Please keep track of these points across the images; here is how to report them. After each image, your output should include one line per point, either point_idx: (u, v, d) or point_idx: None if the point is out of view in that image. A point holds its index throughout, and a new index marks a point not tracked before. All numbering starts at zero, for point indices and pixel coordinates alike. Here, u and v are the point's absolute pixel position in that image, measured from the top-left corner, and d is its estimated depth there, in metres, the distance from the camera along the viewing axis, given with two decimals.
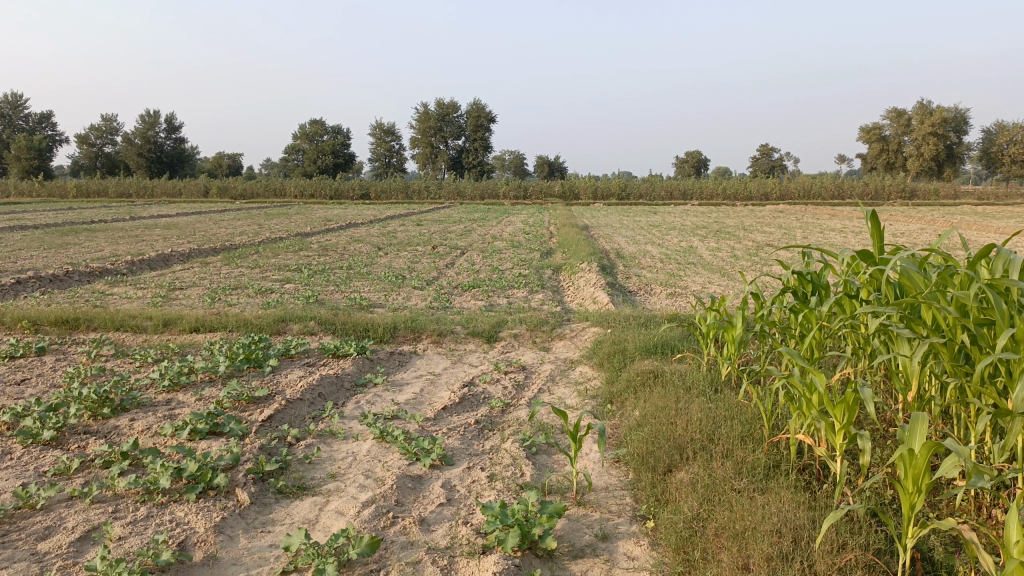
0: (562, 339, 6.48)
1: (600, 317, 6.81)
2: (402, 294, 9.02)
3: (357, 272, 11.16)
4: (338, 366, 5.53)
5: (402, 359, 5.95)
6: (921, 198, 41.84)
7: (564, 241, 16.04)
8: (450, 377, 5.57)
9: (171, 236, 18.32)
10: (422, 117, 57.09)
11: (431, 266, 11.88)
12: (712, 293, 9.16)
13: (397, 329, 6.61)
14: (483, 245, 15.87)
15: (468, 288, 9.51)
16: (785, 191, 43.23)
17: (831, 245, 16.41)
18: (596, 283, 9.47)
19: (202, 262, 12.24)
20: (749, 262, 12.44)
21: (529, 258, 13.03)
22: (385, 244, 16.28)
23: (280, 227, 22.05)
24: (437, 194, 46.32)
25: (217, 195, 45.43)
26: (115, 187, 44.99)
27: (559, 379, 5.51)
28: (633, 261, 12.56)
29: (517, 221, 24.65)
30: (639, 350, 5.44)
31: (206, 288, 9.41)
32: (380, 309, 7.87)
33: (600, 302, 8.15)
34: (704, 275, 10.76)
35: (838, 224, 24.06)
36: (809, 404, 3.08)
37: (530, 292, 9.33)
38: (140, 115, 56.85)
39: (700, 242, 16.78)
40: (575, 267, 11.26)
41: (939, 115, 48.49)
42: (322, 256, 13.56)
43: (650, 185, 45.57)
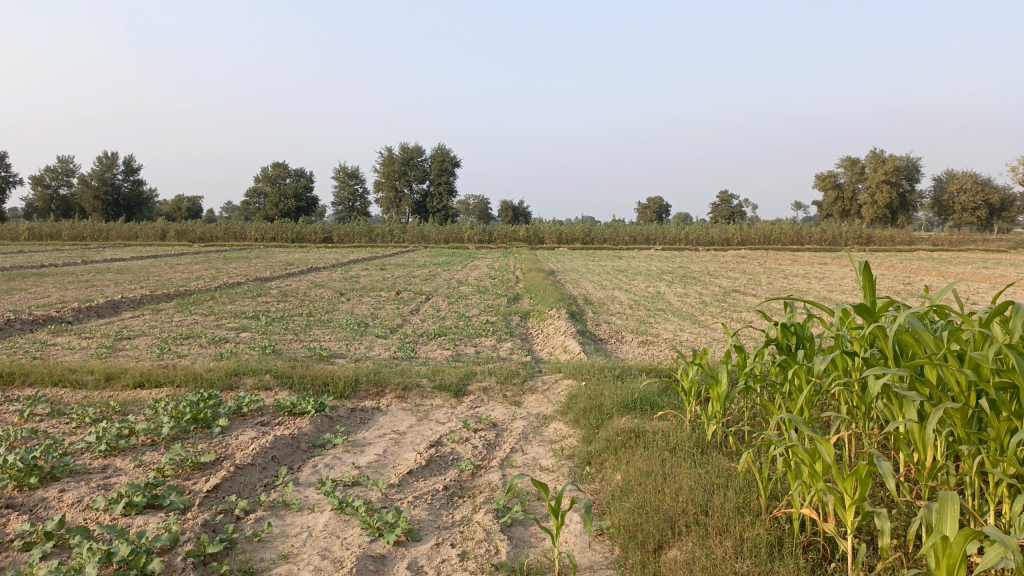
0: (533, 392, 6.16)
1: (574, 368, 6.52)
2: (365, 343, 8.64)
3: (317, 320, 10.74)
4: (294, 426, 5.13)
5: (364, 416, 5.57)
6: (877, 244, 42.70)
7: (531, 286, 15.81)
8: (415, 436, 5.20)
9: (124, 282, 17.67)
10: (387, 161, 57.06)
11: (395, 313, 11.52)
12: (684, 341, 8.95)
13: (359, 383, 6.24)
14: (448, 291, 15.55)
15: (433, 336, 9.17)
16: (746, 237, 43.81)
17: (796, 291, 16.43)
18: (565, 331, 9.20)
19: (155, 309, 11.72)
20: (718, 308, 12.30)
21: (496, 304, 12.75)
22: (347, 289, 15.88)
23: (239, 271, 21.50)
24: (401, 238, 46.01)
25: (175, 238, 44.52)
26: (69, 231, 43.87)
27: (533, 437, 5.18)
28: (601, 307, 12.35)
29: (483, 266, 24.43)
30: (616, 406, 5.15)
31: (157, 338, 8.92)
32: (342, 360, 7.48)
33: (571, 352, 7.87)
34: (675, 322, 10.57)
35: (800, 269, 24.29)
36: (815, 475, 2.81)
37: (498, 340, 9.02)
38: (98, 157, 55.91)
39: (667, 288, 16.70)
40: (544, 314, 10.99)
41: (891, 163, 49.88)
42: (282, 302, 13.10)
43: (613, 230, 45.88)
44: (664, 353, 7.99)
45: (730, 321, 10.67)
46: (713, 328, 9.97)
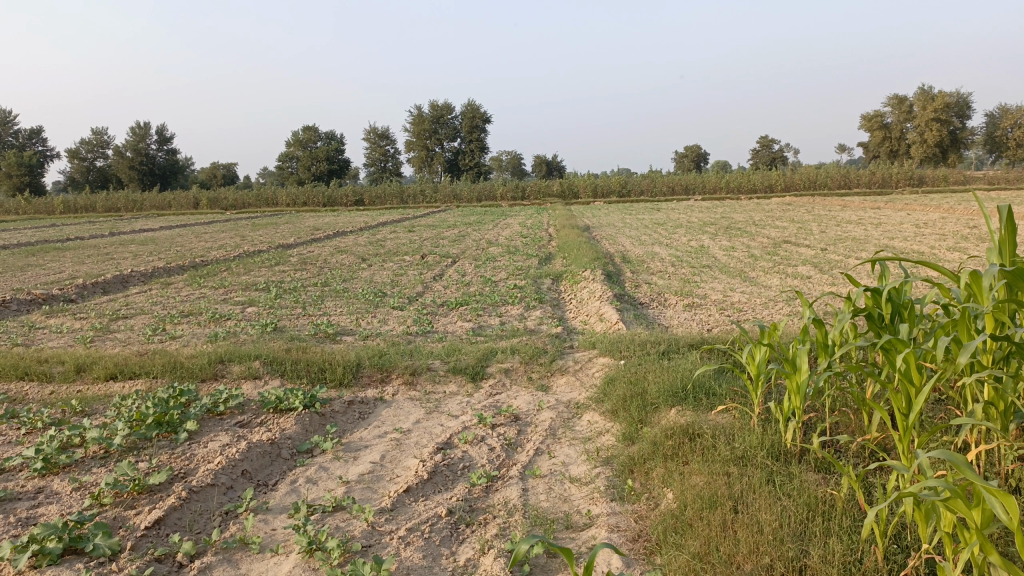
0: (564, 374, 5.24)
1: (612, 342, 5.56)
2: (378, 316, 7.78)
3: (332, 289, 9.93)
4: (276, 428, 4.30)
5: (364, 411, 4.72)
6: (929, 185, 40.49)
7: (564, 244, 14.79)
8: (421, 436, 4.31)
9: (145, 253, 17.08)
10: (417, 120, 55.91)
11: (417, 280, 10.64)
12: (735, 304, 7.91)
13: (361, 369, 5.37)
14: (476, 252, 14.63)
15: (455, 305, 8.26)
16: (790, 183, 41.91)
17: (853, 239, 15.15)
18: (601, 296, 8.21)
19: (163, 283, 11.03)
20: (769, 263, 11.17)
21: (526, 265, 11.78)
22: (370, 254, 15.08)
23: (264, 238, 20.82)
24: (433, 197, 45.08)
25: (207, 206, 44.23)
26: (103, 203, 43.84)
27: (562, 433, 4.28)
28: (640, 265, 11.33)
29: (516, 224, 23.44)
30: (663, 393, 4.21)
31: (155, 317, 8.18)
32: (350, 339, 6.62)
33: (608, 321, 6.89)
34: (722, 280, 9.50)
35: (851, 215, 22.84)
36: (976, 537, 1.88)
37: (526, 309, 8.08)
38: (131, 127, 55.79)
39: (711, 241, 15.57)
40: (577, 276, 10.03)
41: (942, 100, 47.18)
42: (299, 270, 12.35)
43: (650, 182, 44.28)
44: (715, 322, 6.98)
45: (785, 278, 9.56)
46: (767, 287, 8.89)
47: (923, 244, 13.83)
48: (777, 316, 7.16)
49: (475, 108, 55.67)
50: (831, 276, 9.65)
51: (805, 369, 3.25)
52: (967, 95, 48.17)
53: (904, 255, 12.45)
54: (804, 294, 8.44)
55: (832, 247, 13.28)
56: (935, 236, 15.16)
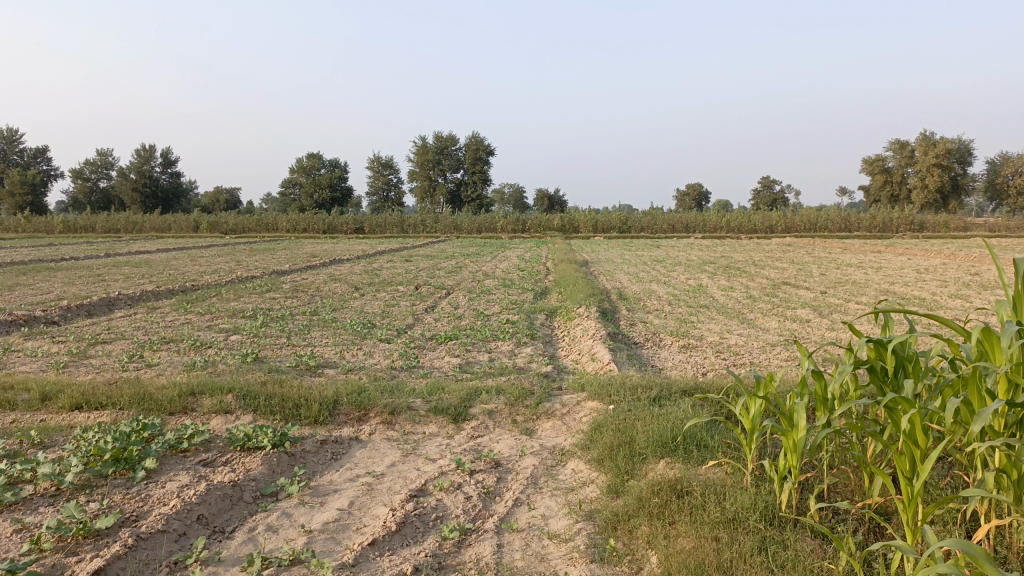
0: (550, 418, 5.00)
1: (602, 384, 5.33)
2: (364, 349, 7.55)
3: (321, 319, 9.70)
4: (241, 468, 4.05)
5: (337, 451, 4.47)
6: (930, 230, 40.45)
7: (561, 279, 14.60)
8: (395, 481, 4.06)
9: (136, 275, 16.89)
10: (421, 150, 56.14)
11: (408, 312, 10.43)
12: (732, 347, 7.68)
13: (338, 406, 5.12)
14: (471, 285, 14.43)
15: (444, 340, 8.04)
16: (791, 224, 41.87)
17: (853, 282, 14.96)
18: (594, 334, 7.99)
19: (149, 308, 10.80)
20: (767, 305, 10.96)
21: (520, 300, 11.58)
22: (364, 283, 14.88)
23: (259, 264, 20.65)
24: (433, 228, 45.04)
25: (207, 230, 44.16)
26: (103, 223, 43.79)
27: (544, 483, 4.03)
28: (637, 303, 11.12)
29: (514, 258, 23.28)
30: (651, 443, 3.97)
31: (135, 343, 7.95)
32: (331, 373, 6.39)
33: (600, 362, 6.66)
34: (719, 322, 9.28)
35: (852, 258, 22.71)
36: None
37: (517, 346, 7.85)
38: (136, 150, 55.98)
39: (709, 280, 15.38)
40: (571, 312, 9.81)
41: (943, 146, 47.39)
42: (290, 298, 12.13)
43: (651, 218, 44.26)
44: (711, 366, 6.76)
45: (784, 321, 9.34)
46: (765, 330, 8.67)
47: (924, 290, 13.63)
48: (774, 362, 6.94)
49: (478, 140, 55.91)
50: (831, 321, 9.43)
51: (802, 426, 3.04)
52: (967, 142, 48.42)
53: (905, 300, 12.24)
54: (803, 338, 8.22)
55: (832, 291, 13.08)
56: (936, 282, 14.97)
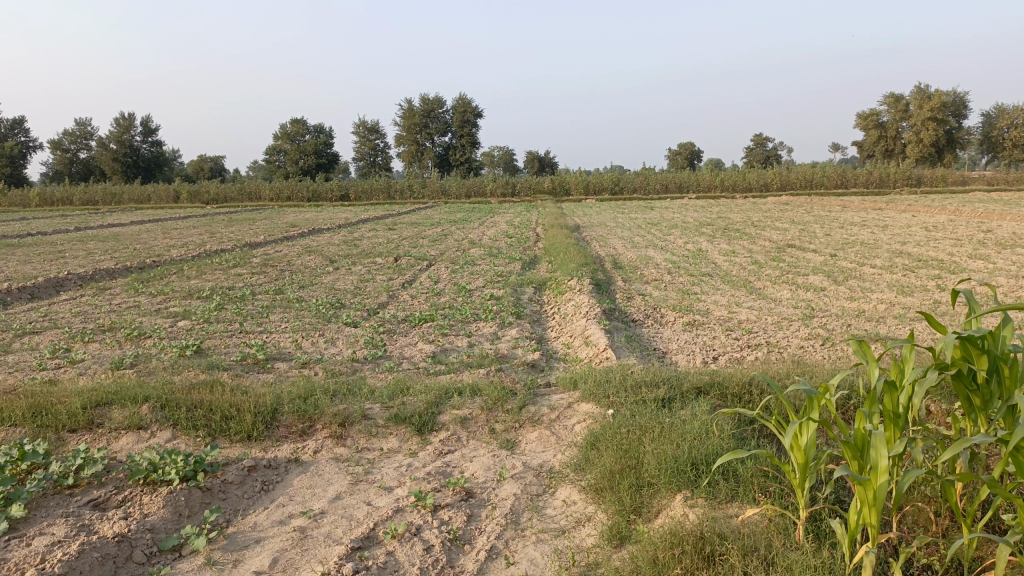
0: (535, 426, 4.08)
1: (599, 381, 4.40)
2: (325, 335, 6.61)
3: (284, 298, 8.76)
4: (136, 514, 3.15)
5: (269, 480, 3.57)
6: (928, 185, 39.49)
7: (550, 246, 13.62)
8: (336, 525, 3.14)
9: (99, 251, 15.85)
10: (407, 114, 54.63)
11: (382, 288, 9.48)
12: (743, 324, 6.77)
13: (278, 416, 4.21)
14: (454, 255, 13.46)
15: (417, 322, 7.10)
16: (787, 181, 40.80)
17: (863, 243, 14.03)
18: (588, 313, 7.07)
19: (98, 289, 9.80)
20: (775, 271, 10.04)
21: (506, 272, 10.63)
22: (341, 255, 13.89)
23: (234, 235, 19.58)
24: (420, 193, 43.79)
25: (188, 200, 42.87)
26: (81, 195, 42.42)
27: (529, 523, 3.11)
28: (633, 273, 10.18)
29: (502, 223, 22.25)
30: (664, 469, 3.06)
31: (66, 333, 6.99)
32: (282, 369, 5.47)
33: (594, 348, 5.75)
34: (725, 293, 8.37)
35: (855, 217, 21.75)
36: None
37: (500, 327, 6.92)
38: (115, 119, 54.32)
39: (709, 243, 14.44)
40: (562, 286, 8.88)
41: (939, 99, 46.24)
42: (257, 273, 11.16)
43: (644, 179, 43.11)
44: (722, 350, 5.85)
45: (796, 289, 8.42)
46: (777, 301, 7.76)
47: (939, 249, 12.71)
48: (795, 341, 6.03)
49: (466, 102, 54.42)
50: (848, 288, 8.52)
51: (884, 468, 2.17)
52: (964, 94, 47.28)
53: (922, 261, 11.32)
54: (821, 309, 7.31)
55: (841, 253, 12.18)
56: (948, 241, 14.07)
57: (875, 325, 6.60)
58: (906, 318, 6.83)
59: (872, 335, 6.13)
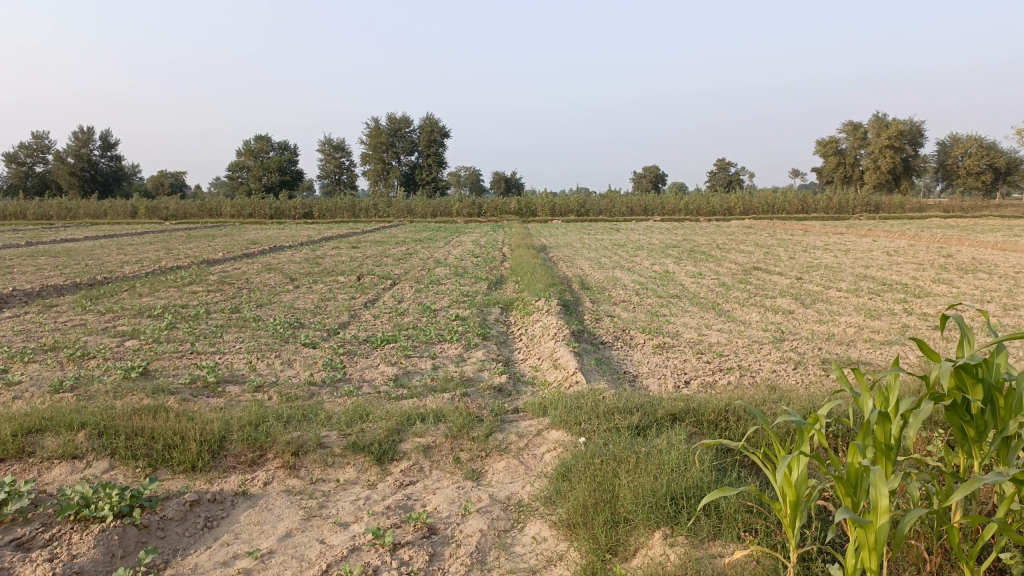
0: (503, 455, 3.85)
1: (569, 407, 4.19)
2: (282, 357, 6.31)
3: (241, 317, 8.43)
4: (62, 555, 2.84)
5: (213, 516, 3.29)
6: (886, 211, 40.28)
7: (517, 266, 13.43)
8: (285, 566, 2.87)
9: (49, 267, 15.28)
10: (373, 133, 54.34)
11: (343, 307, 9.19)
12: (714, 347, 6.63)
13: (227, 444, 3.93)
14: (419, 274, 13.19)
15: (379, 343, 6.83)
16: (749, 206, 41.31)
17: (827, 266, 14.09)
18: (556, 334, 6.87)
19: (44, 306, 9.35)
20: (743, 294, 9.97)
21: (472, 292, 10.40)
22: (302, 273, 13.54)
23: (192, 252, 19.05)
24: (386, 212, 43.43)
25: (146, 216, 41.95)
26: (34, 209, 41.24)
27: (496, 562, 2.88)
28: (601, 294, 10.04)
29: (468, 243, 22.04)
30: (642, 504, 2.85)
31: (5, 352, 6.59)
32: (234, 393, 5.17)
33: (563, 371, 5.55)
34: (694, 315, 8.25)
35: (818, 241, 21.97)
36: None
37: (465, 349, 6.69)
38: (73, 132, 53.11)
39: (676, 265, 14.40)
40: (530, 307, 8.69)
41: (895, 127, 47.38)
42: (214, 291, 10.78)
43: (609, 201, 43.32)
44: (694, 374, 5.69)
45: (766, 312, 8.34)
46: (747, 324, 7.65)
47: (902, 273, 12.80)
48: (768, 365, 5.90)
49: (432, 121, 54.32)
50: (818, 312, 8.46)
51: (884, 508, 2.00)
52: (919, 124, 48.52)
53: (887, 284, 11.36)
54: (791, 332, 7.21)
55: (807, 276, 12.19)
56: (911, 265, 14.20)
57: (847, 348, 6.50)
58: (876, 342, 6.75)
59: (845, 359, 6.03)
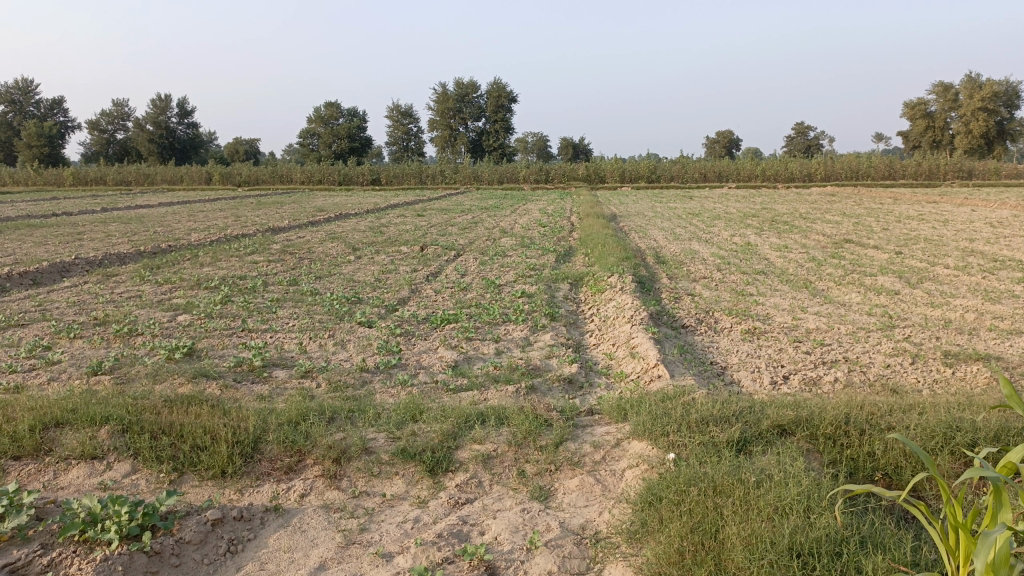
0: (576, 470, 3.26)
1: (654, 412, 3.57)
2: (335, 337, 5.87)
3: (298, 290, 8.05)
4: None
5: (238, 539, 2.83)
6: (980, 177, 37.63)
7: (587, 237, 12.75)
8: None
9: (119, 233, 15.36)
10: (441, 98, 53.83)
11: (404, 281, 8.72)
12: (812, 334, 5.88)
13: (262, 446, 3.47)
14: (484, 245, 12.66)
15: (439, 322, 6.32)
16: (831, 172, 39.22)
17: (927, 239, 12.91)
18: (632, 316, 6.23)
19: (104, 276, 9.18)
20: (837, 270, 9.07)
21: (539, 265, 9.80)
22: (365, 242, 13.17)
23: (260, 220, 18.95)
24: (452, 178, 43.06)
25: (220, 182, 42.64)
26: (114, 175, 42.39)
27: None
28: (679, 269, 9.30)
29: (536, 211, 21.37)
30: (757, 560, 2.24)
31: (54, 326, 6.35)
32: (280, 379, 4.73)
33: (642, 362, 4.92)
34: (785, 295, 7.46)
35: (910, 210, 20.48)
36: None
37: (532, 332, 6.11)
38: (152, 99, 54.32)
39: (757, 237, 13.46)
40: (601, 283, 8.04)
41: (990, 88, 44.19)
42: (274, 261, 10.48)
43: (681, 166, 41.80)
44: (793, 367, 4.98)
45: (867, 293, 7.48)
46: (847, 307, 6.83)
47: (1013, 248, 11.58)
48: (879, 358, 5.14)
49: (500, 86, 53.48)
50: (926, 293, 7.56)
51: None
52: (1018, 84, 45.14)
53: (999, 260, 10.24)
54: (900, 318, 6.37)
55: (906, 251, 11.12)
56: (1021, 239, 12.90)
57: (969, 339, 5.66)
58: (1003, 332, 5.87)
59: (970, 352, 5.21)
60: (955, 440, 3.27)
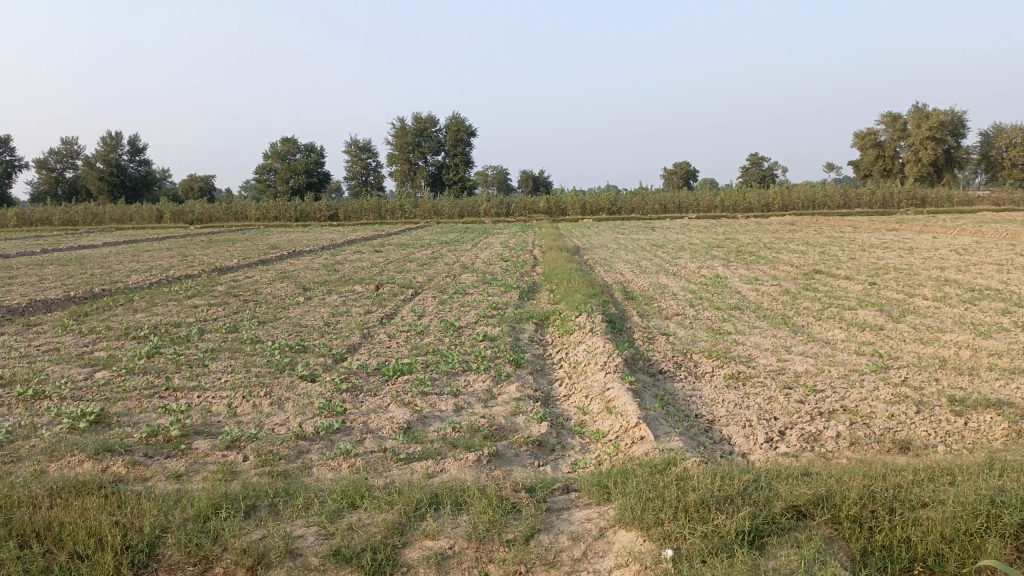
0: (552, 572, 2.63)
1: (642, 491, 2.97)
2: (273, 394, 5.19)
3: (237, 338, 7.33)
4: None
5: None
6: (933, 205, 38.18)
7: (551, 272, 12.20)
8: None
9: (55, 277, 14.41)
10: (399, 132, 53.34)
11: (355, 325, 8.03)
12: (802, 379, 5.36)
13: (160, 549, 2.78)
14: (443, 282, 12.03)
15: (392, 375, 5.66)
16: (788, 202, 39.48)
17: (897, 268, 12.59)
18: (604, 362, 5.66)
19: (25, 327, 8.33)
20: (814, 304, 8.62)
21: (502, 303, 9.19)
22: (318, 281, 12.45)
23: (209, 259, 18.07)
24: (412, 213, 42.45)
25: (172, 220, 41.43)
26: (61, 215, 40.96)
27: None
28: (650, 306, 8.76)
29: (497, 245, 20.82)
30: None
31: None
32: (201, 451, 4.03)
33: (620, 419, 4.32)
34: (765, 333, 6.97)
35: (873, 238, 20.34)
36: None
37: (496, 382, 5.49)
38: (103, 137, 52.91)
39: (726, 269, 13.03)
40: (569, 323, 7.46)
41: (937, 118, 45.15)
42: (216, 305, 9.71)
43: (641, 198, 41.75)
44: (788, 420, 4.43)
45: (851, 329, 7.01)
46: (833, 346, 6.35)
47: (985, 276, 11.30)
48: (880, 407, 4.62)
49: (459, 120, 53.20)
50: (912, 327, 7.11)
51: None
52: (963, 113, 46.24)
53: (976, 289, 9.89)
54: (892, 357, 5.89)
55: (879, 281, 10.75)
56: (990, 267, 12.66)
57: (971, 381, 5.17)
58: (1005, 372, 5.41)
59: (978, 397, 4.72)
60: (1003, 520, 2.71)
